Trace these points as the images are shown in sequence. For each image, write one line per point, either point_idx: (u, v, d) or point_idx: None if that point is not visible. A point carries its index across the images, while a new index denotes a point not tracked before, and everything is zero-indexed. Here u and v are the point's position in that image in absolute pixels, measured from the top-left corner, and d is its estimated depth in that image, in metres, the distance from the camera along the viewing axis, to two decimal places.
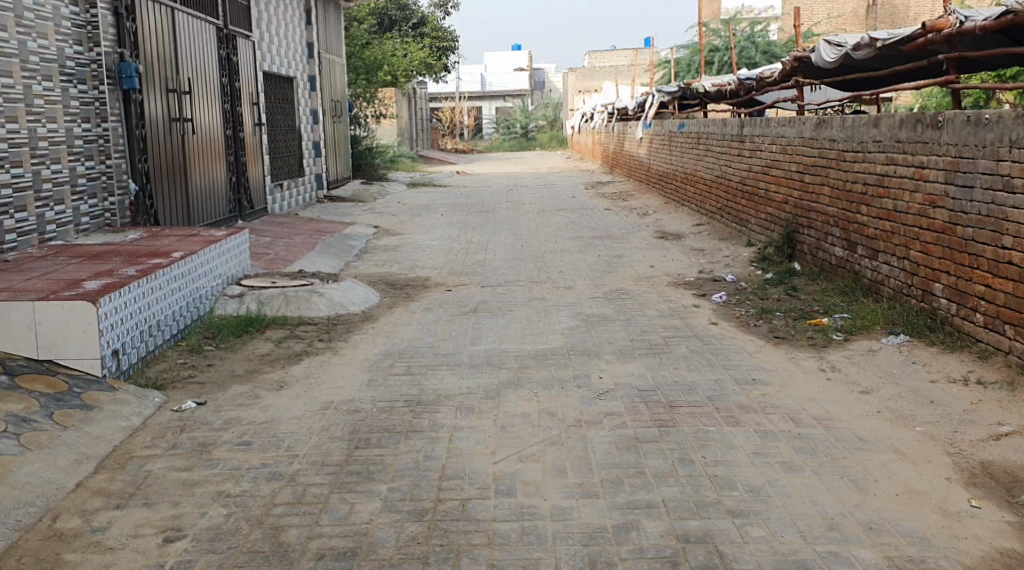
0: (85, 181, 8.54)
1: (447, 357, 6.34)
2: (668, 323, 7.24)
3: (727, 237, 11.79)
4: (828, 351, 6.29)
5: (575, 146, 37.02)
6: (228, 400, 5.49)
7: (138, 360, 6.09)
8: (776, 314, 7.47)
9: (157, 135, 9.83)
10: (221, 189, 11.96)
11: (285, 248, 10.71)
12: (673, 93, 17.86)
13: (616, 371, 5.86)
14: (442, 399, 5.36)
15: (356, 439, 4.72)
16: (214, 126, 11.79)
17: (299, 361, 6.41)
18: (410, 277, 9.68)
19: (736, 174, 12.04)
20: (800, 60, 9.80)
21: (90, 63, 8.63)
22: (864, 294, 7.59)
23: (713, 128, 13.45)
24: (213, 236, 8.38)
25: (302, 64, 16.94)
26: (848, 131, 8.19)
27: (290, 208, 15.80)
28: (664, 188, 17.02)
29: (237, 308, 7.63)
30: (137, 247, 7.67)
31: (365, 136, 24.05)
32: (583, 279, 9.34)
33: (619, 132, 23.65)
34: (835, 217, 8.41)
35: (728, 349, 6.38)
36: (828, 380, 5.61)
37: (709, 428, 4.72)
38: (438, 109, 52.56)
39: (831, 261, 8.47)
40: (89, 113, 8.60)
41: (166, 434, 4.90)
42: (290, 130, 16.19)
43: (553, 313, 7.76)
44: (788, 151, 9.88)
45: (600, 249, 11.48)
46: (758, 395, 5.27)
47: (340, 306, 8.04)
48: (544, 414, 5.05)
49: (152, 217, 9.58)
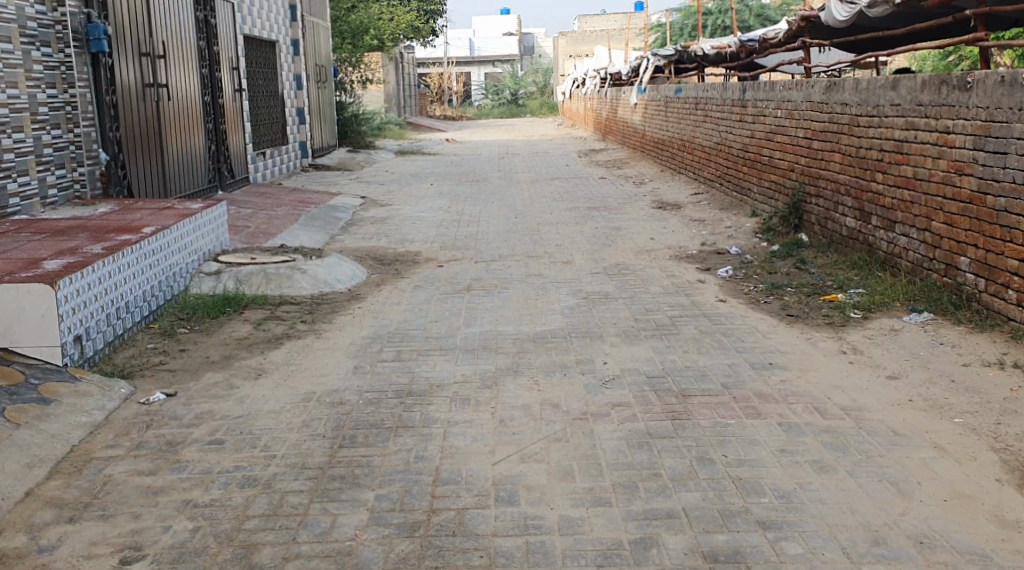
0: (52, 150, 8.01)
1: (439, 341, 5.89)
2: (674, 301, 6.80)
3: (728, 206, 11.35)
4: (848, 331, 5.87)
5: (566, 112, 36.38)
6: (200, 391, 5.04)
7: (104, 345, 5.63)
8: (787, 289, 7.04)
9: (130, 102, 9.29)
10: (199, 159, 11.43)
11: (267, 220, 10.21)
12: (669, 57, 17.30)
13: (622, 356, 5.43)
14: (435, 389, 4.92)
15: (340, 436, 4.29)
16: (192, 93, 11.23)
17: (280, 346, 5.95)
18: (398, 252, 9.21)
19: (737, 140, 11.57)
20: (807, 19, 9.31)
21: (54, 24, 8.06)
22: (879, 269, 7.17)
23: (712, 93, 12.95)
24: (189, 209, 7.88)
25: (284, 27, 16.30)
26: (862, 94, 7.72)
27: (273, 177, 15.25)
28: (661, 155, 16.53)
29: (213, 287, 7.18)
30: (106, 221, 7.18)
31: (352, 103, 23.44)
32: (581, 253, 8.89)
33: (613, 98, 23.10)
34: (847, 185, 7.97)
35: (740, 330, 5.96)
36: (851, 364, 5.20)
37: (728, 422, 4.31)
38: (425, 75, 51.73)
39: (841, 233, 8.05)
40: (53, 78, 8.05)
41: (130, 432, 4.45)
42: (273, 96, 15.61)
43: (551, 290, 7.32)
44: (794, 115, 9.42)
45: (597, 220, 11.02)
46: (777, 383, 4.85)
47: (324, 284, 7.57)
48: (546, 406, 4.62)
49: (124, 189, 9.07)
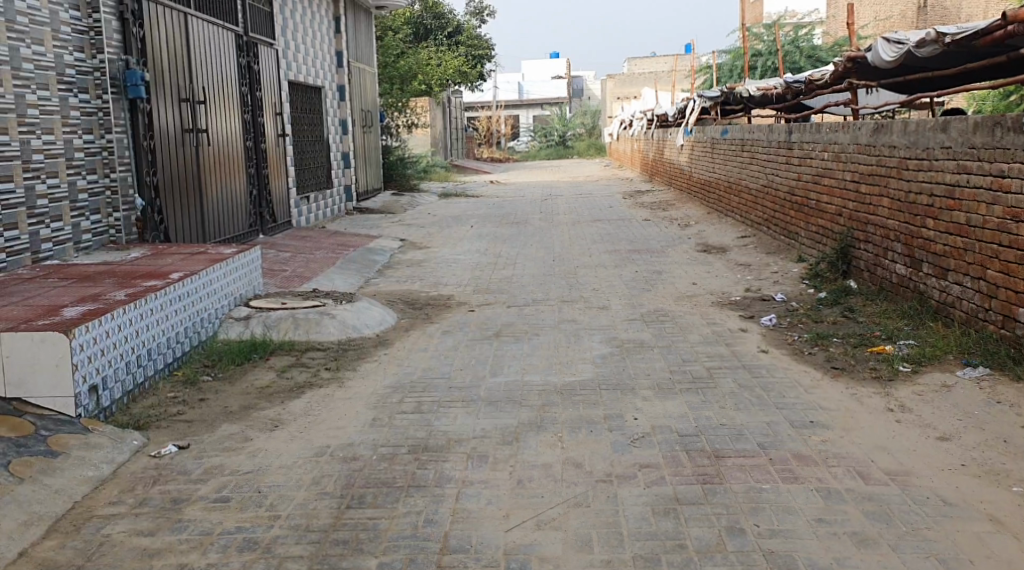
0: (87, 196, 8.03)
1: (463, 391, 5.68)
2: (712, 351, 6.51)
3: (775, 251, 11.03)
4: (895, 386, 5.54)
5: (614, 154, 36.24)
6: (213, 443, 4.88)
7: (122, 395, 5.51)
8: (833, 340, 6.71)
9: (168, 147, 9.32)
10: (240, 202, 11.45)
11: (303, 264, 10.15)
12: (715, 98, 17.07)
13: (654, 411, 5.16)
14: (453, 445, 4.70)
15: (349, 496, 4.08)
16: (233, 137, 11.29)
17: (301, 395, 5.79)
18: (432, 297, 9.04)
19: (784, 183, 11.27)
20: (853, 61, 9.02)
21: (92, 71, 8.13)
22: (931, 318, 6.81)
23: (758, 135, 12.68)
24: (221, 253, 7.80)
25: (330, 72, 16.45)
26: (910, 136, 7.41)
27: (316, 220, 15.28)
28: (707, 197, 16.25)
29: (241, 333, 7.08)
30: (135, 266, 7.13)
31: (398, 146, 23.58)
32: (618, 299, 8.65)
33: (659, 139, 22.91)
34: (896, 230, 7.64)
35: (780, 383, 5.65)
36: (898, 423, 4.87)
37: (762, 487, 4.02)
38: (474, 118, 52.17)
39: (891, 280, 7.70)
40: (91, 124, 8.09)
41: (136, 487, 4.30)
42: (317, 139, 15.70)
43: (584, 338, 7.08)
44: (842, 157, 9.12)
45: (638, 264, 10.77)
46: (817, 443, 4.54)
47: (353, 330, 7.42)
48: (569, 466, 4.37)
49: (161, 233, 9.06)
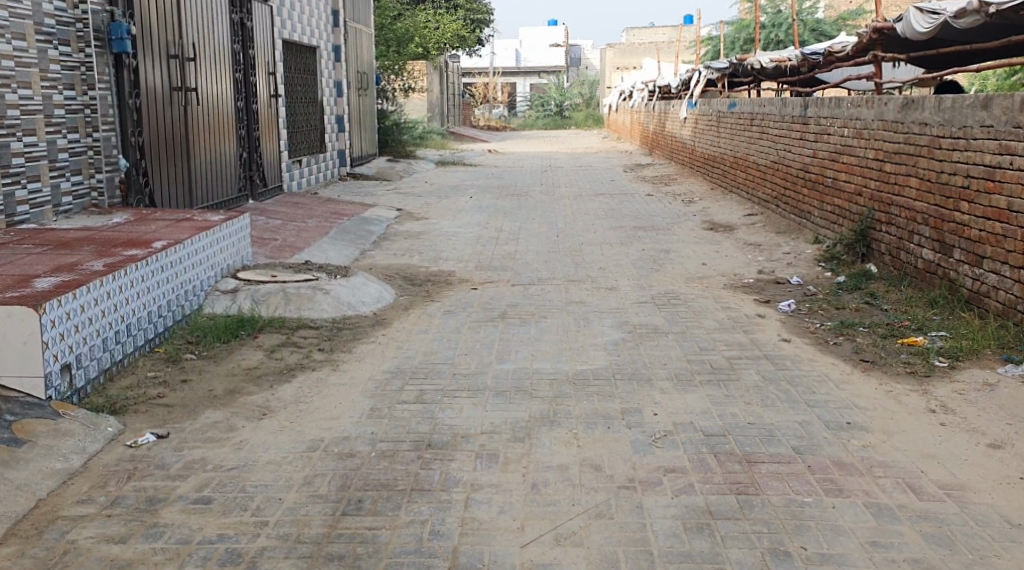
0: (67, 156, 7.51)
1: (468, 379, 5.26)
2: (731, 340, 6.10)
3: (786, 231, 10.62)
4: (933, 383, 5.15)
5: (612, 125, 35.63)
6: (195, 433, 4.46)
7: (98, 373, 5.07)
8: (859, 329, 6.31)
9: (154, 106, 8.80)
10: (229, 166, 10.94)
11: (296, 233, 9.68)
12: (722, 70, 16.52)
13: (674, 406, 4.75)
14: (459, 441, 4.29)
15: (345, 501, 3.68)
16: (224, 98, 10.76)
17: (292, 379, 5.36)
18: (431, 272, 8.59)
19: (797, 159, 10.83)
20: (879, 32, 8.56)
21: (74, 22, 7.57)
22: (962, 309, 6.41)
23: (770, 109, 12.21)
24: (208, 221, 7.32)
25: (326, 32, 15.85)
26: (946, 113, 6.98)
27: (308, 186, 14.78)
28: (711, 172, 15.82)
29: (229, 307, 6.63)
30: (116, 233, 6.65)
31: (394, 111, 22.98)
32: (626, 279, 8.22)
33: (661, 112, 22.36)
34: (924, 213, 7.24)
35: (809, 377, 5.25)
36: (943, 426, 4.48)
37: (804, 501, 3.64)
38: (471, 86, 51.44)
39: (915, 265, 7.30)
40: (72, 79, 7.56)
41: (108, 483, 3.88)
42: (312, 102, 15.14)
43: (594, 321, 6.66)
44: (864, 134, 8.69)
45: (645, 241, 10.34)
46: (858, 448, 4.16)
47: (348, 306, 6.98)
48: (587, 468, 3.97)
49: (146, 197, 8.56)
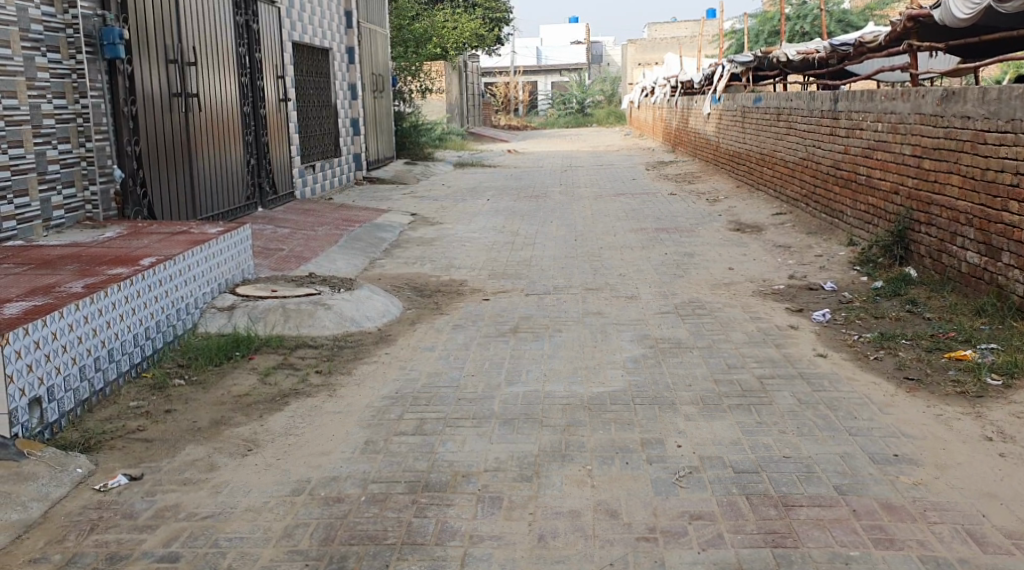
0: (58, 168, 7.14)
1: (474, 405, 4.82)
2: (761, 356, 5.63)
3: (816, 231, 10.10)
4: (987, 405, 4.65)
5: (634, 123, 34.96)
6: (172, 473, 4.07)
7: (74, 405, 4.68)
8: (901, 342, 5.80)
9: (152, 112, 8.43)
10: (236, 173, 10.56)
11: (303, 242, 9.29)
12: (747, 64, 16.13)
13: (700, 436, 4.29)
14: (459, 482, 3.86)
15: (328, 559, 3.30)
16: (229, 103, 10.38)
17: (284, 407, 4.96)
18: (441, 282, 8.17)
19: (827, 156, 10.31)
20: (915, 19, 8.10)
21: (64, 28, 7.21)
22: (1013, 318, 5.90)
23: (797, 103, 11.67)
24: (206, 233, 6.91)
25: (338, 33, 15.46)
26: (991, 105, 6.47)
27: (322, 191, 14.41)
28: (736, 170, 15.31)
29: (224, 324, 6.21)
30: (106, 249, 6.26)
31: (412, 112, 22.55)
32: (648, 287, 7.75)
33: (684, 107, 21.82)
34: (968, 213, 6.71)
35: (849, 400, 4.76)
36: (1002, 457, 3.99)
37: (849, 556, 3.20)
38: (492, 85, 51.03)
39: (959, 268, 6.78)
40: (62, 86, 7.19)
41: (67, 537, 3.52)
42: (325, 105, 14.76)
43: (613, 335, 6.20)
44: (900, 128, 8.15)
45: (668, 245, 9.85)
46: (907, 487, 3.69)
47: (351, 322, 6.53)
48: (601, 516, 3.56)
49: (144, 208, 8.20)
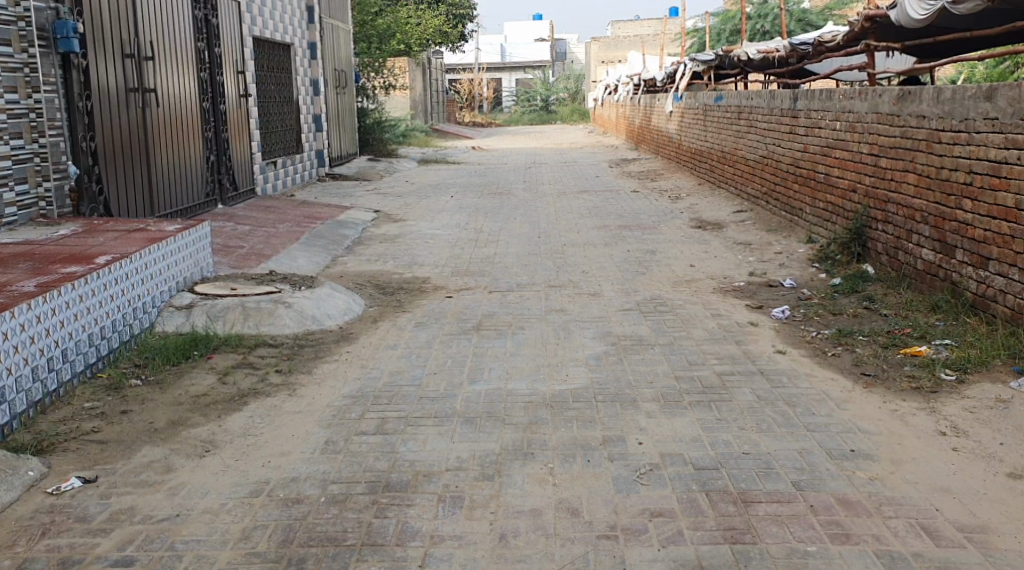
0: (11, 164, 6.93)
1: (436, 404, 4.79)
2: (722, 352, 5.68)
3: (777, 228, 10.18)
4: (942, 400, 4.72)
5: (598, 120, 35.07)
6: (128, 475, 4.00)
7: (26, 407, 4.59)
8: (858, 338, 5.87)
9: (108, 108, 8.30)
10: (195, 170, 10.43)
11: (264, 239, 9.19)
12: (708, 62, 16.26)
13: (662, 432, 4.31)
14: (420, 482, 3.84)
15: (286, 560, 3.28)
16: (187, 98, 10.24)
17: (243, 407, 4.90)
18: (404, 279, 8.12)
19: (786, 154, 10.40)
20: (871, 20, 8.27)
21: (15, 20, 7.00)
22: (968, 314, 6.00)
23: (757, 101, 11.76)
24: (163, 230, 6.80)
25: (300, 29, 15.31)
26: (945, 104, 6.56)
27: (284, 188, 14.27)
28: (697, 167, 15.41)
29: (182, 324, 6.10)
30: (59, 248, 6.13)
31: (375, 109, 22.43)
32: (611, 283, 7.78)
33: (647, 104, 21.94)
34: (924, 211, 6.80)
35: (807, 395, 4.81)
36: (956, 452, 4.06)
37: (807, 551, 3.24)
38: (458, 81, 50.93)
39: (916, 265, 6.87)
40: (15, 80, 6.98)
41: (17, 542, 3.45)
42: (287, 101, 14.60)
43: (575, 332, 6.22)
44: (857, 127, 8.24)
45: (631, 242, 9.89)
46: (864, 482, 3.74)
47: (311, 320, 6.47)
48: (563, 514, 3.56)
49: (100, 205, 8.06)
